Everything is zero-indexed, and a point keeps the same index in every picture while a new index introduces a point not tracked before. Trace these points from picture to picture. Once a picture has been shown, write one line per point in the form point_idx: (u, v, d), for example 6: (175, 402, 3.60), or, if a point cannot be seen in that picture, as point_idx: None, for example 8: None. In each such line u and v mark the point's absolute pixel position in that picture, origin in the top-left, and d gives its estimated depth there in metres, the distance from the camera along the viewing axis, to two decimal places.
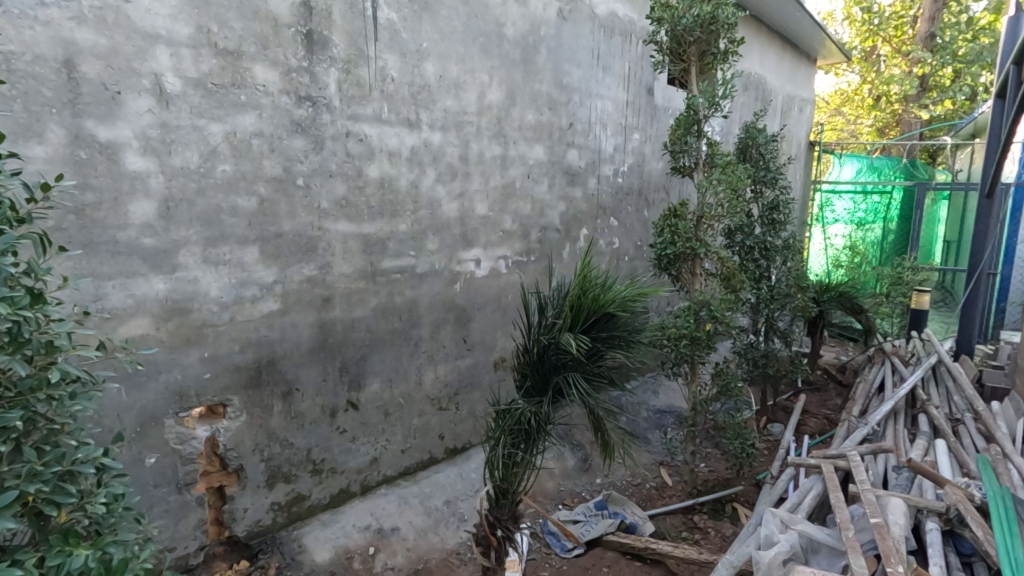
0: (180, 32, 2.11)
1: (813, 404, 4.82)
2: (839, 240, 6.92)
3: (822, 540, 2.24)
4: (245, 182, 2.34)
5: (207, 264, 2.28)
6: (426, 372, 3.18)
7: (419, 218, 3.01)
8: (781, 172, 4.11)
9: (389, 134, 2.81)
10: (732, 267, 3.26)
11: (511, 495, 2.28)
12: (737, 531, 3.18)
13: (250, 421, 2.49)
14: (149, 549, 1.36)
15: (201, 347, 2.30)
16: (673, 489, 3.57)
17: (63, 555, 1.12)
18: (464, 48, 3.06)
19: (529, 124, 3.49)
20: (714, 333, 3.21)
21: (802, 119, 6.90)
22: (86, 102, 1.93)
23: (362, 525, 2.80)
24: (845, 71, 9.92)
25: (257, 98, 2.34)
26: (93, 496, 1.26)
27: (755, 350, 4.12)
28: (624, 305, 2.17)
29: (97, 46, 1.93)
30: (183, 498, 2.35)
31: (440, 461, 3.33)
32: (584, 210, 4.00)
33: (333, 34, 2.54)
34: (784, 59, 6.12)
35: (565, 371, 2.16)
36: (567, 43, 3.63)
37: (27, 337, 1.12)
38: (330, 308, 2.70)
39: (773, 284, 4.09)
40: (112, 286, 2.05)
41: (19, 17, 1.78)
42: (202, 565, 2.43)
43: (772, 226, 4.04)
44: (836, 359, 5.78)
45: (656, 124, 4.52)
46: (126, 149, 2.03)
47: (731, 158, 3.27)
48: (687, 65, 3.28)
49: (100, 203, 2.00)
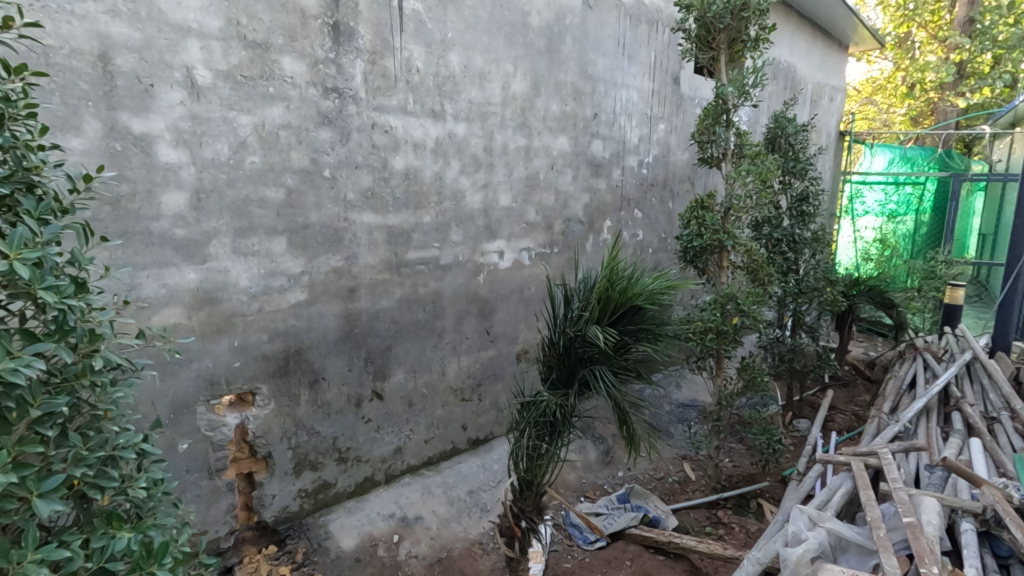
0: (211, 24, 2.13)
1: (840, 400, 4.73)
2: (870, 233, 6.80)
3: (851, 539, 2.20)
4: (274, 173, 2.37)
5: (236, 255, 2.31)
6: (450, 363, 3.20)
7: (443, 209, 3.01)
8: (811, 163, 4.01)
9: (414, 125, 2.81)
10: (759, 260, 3.19)
11: (536, 486, 2.28)
12: (763, 528, 3.14)
13: (278, 409, 2.53)
14: (186, 534, 1.41)
15: (231, 336, 2.34)
16: (696, 484, 3.54)
17: (107, 537, 1.15)
18: (488, 37, 3.04)
19: (553, 115, 3.46)
20: (742, 327, 3.17)
21: (833, 108, 6.72)
22: (120, 95, 1.97)
23: (386, 513, 2.83)
24: (878, 58, 9.64)
25: (285, 90, 2.35)
26: (133, 481, 1.29)
27: (782, 345, 4.05)
28: (652, 298, 2.14)
29: (131, 39, 1.96)
30: (214, 483, 2.40)
31: (462, 452, 3.36)
32: (608, 202, 3.96)
33: (359, 25, 2.53)
34: (815, 46, 5.95)
35: (592, 364, 2.14)
36: (592, 32, 3.57)
37: (72, 325, 1.12)
38: (355, 299, 2.72)
39: (801, 277, 4.01)
40: (147, 276, 2.09)
41: (57, 11, 1.81)
42: (232, 548, 2.49)
43: (800, 218, 3.95)
44: (865, 354, 5.65)
45: (682, 114, 4.44)
46: (159, 141, 2.06)
47: (761, 149, 3.19)
48: (716, 54, 3.21)
49: (134, 195, 2.03)
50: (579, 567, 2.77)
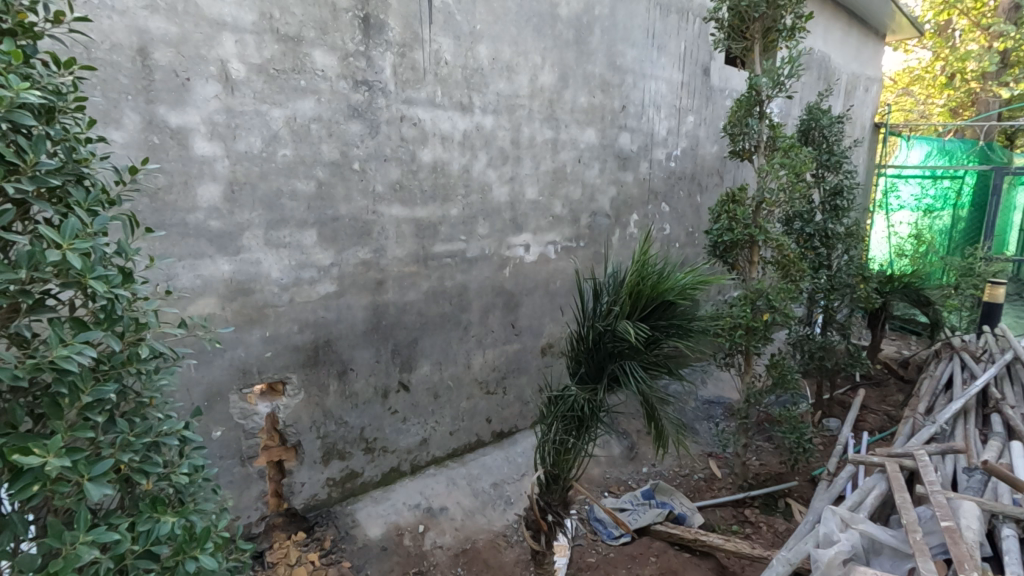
0: (245, 18, 2.15)
1: (872, 400, 4.62)
2: (905, 228, 6.52)
3: (885, 541, 2.14)
4: (305, 166, 2.39)
5: (269, 246, 2.35)
6: (475, 356, 3.21)
7: (470, 203, 3.01)
8: (846, 156, 3.90)
9: (442, 118, 2.81)
10: (791, 256, 3.12)
11: (562, 481, 2.29)
12: (791, 527, 3.09)
13: (308, 399, 2.57)
14: (225, 519, 1.44)
15: (262, 327, 2.38)
16: (723, 482, 3.50)
17: (152, 521, 1.18)
18: (517, 29, 3.01)
19: (581, 107, 3.43)
20: (772, 323, 3.11)
21: (868, 99, 6.54)
22: (158, 88, 2.00)
23: (412, 504, 2.86)
24: (915, 47, 9.33)
25: (316, 83, 2.37)
26: (176, 466, 1.33)
27: (811, 342, 3.95)
28: (684, 293, 2.08)
29: (168, 34, 1.99)
30: (246, 470, 2.46)
31: (486, 444, 3.37)
32: (634, 195, 3.91)
33: (389, 18, 2.54)
34: (851, 34, 5.77)
35: (621, 359, 2.12)
36: (622, 22, 3.52)
37: (119, 315, 1.14)
38: (383, 291, 2.74)
39: (834, 273, 3.92)
40: (182, 267, 2.13)
41: (99, 7, 1.84)
42: (263, 533, 2.55)
43: (834, 213, 3.84)
44: (897, 353, 5.51)
45: (712, 106, 4.35)
46: (194, 134, 2.10)
47: (796, 142, 3.10)
48: (750, 44, 3.13)
49: (170, 187, 2.07)
50: (603, 562, 2.76)
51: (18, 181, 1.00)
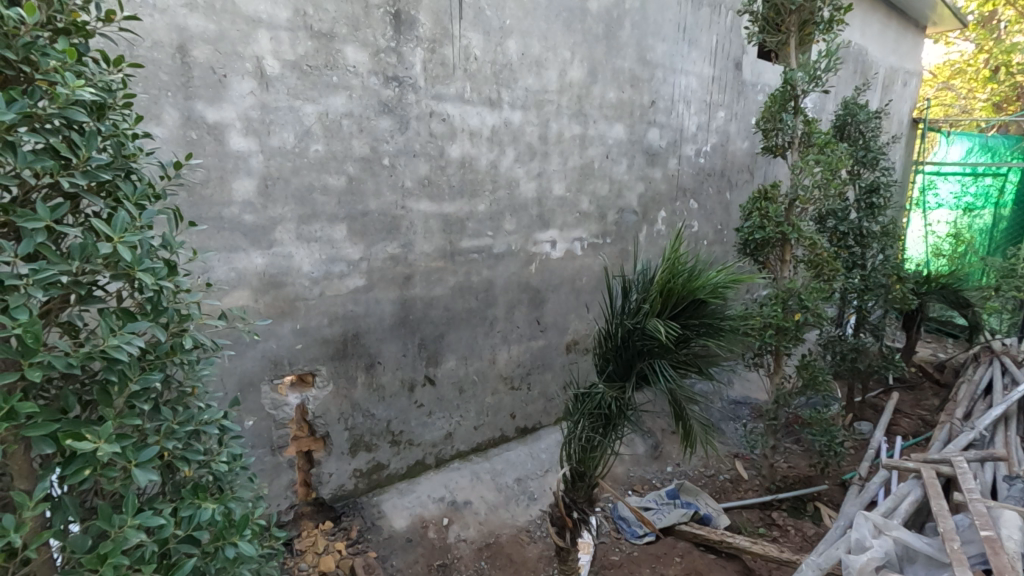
0: (280, 15, 2.19)
1: (906, 403, 4.49)
2: (943, 228, 6.32)
3: (919, 549, 2.08)
4: (336, 161, 2.42)
5: (300, 240, 2.39)
6: (500, 352, 3.22)
7: (498, 198, 3.02)
8: (883, 153, 3.79)
9: (471, 114, 2.82)
10: (824, 255, 3.05)
11: (588, 478, 2.29)
12: (820, 532, 3.04)
13: (336, 391, 2.61)
14: (261, 508, 1.47)
15: (294, 319, 2.42)
16: (749, 483, 3.45)
17: (194, 507, 1.21)
18: (547, 24, 2.99)
19: (610, 102, 3.39)
20: (804, 324, 3.06)
21: (906, 94, 6.33)
22: (196, 85, 2.04)
23: (436, 497, 2.89)
24: (956, 40, 9.01)
25: (348, 79, 2.40)
26: (215, 455, 1.37)
27: (843, 343, 3.87)
28: (716, 292, 2.04)
29: (207, 31, 2.03)
30: (276, 459, 2.51)
31: (510, 440, 3.39)
32: (662, 191, 3.87)
33: (420, 13, 2.54)
34: (889, 27, 5.60)
35: (650, 358, 2.11)
36: (653, 16, 3.47)
37: (164, 306, 1.18)
38: (411, 286, 2.77)
39: (868, 273, 3.83)
40: (218, 259, 2.18)
41: (141, 5, 1.89)
42: (291, 521, 2.60)
43: (869, 211, 3.74)
44: (932, 356, 5.36)
45: (743, 101, 4.26)
46: (230, 130, 2.14)
47: (832, 137, 3.02)
48: (785, 37, 3.06)
49: (207, 181, 2.11)
50: (627, 560, 2.75)
51: (72, 176, 1.03)
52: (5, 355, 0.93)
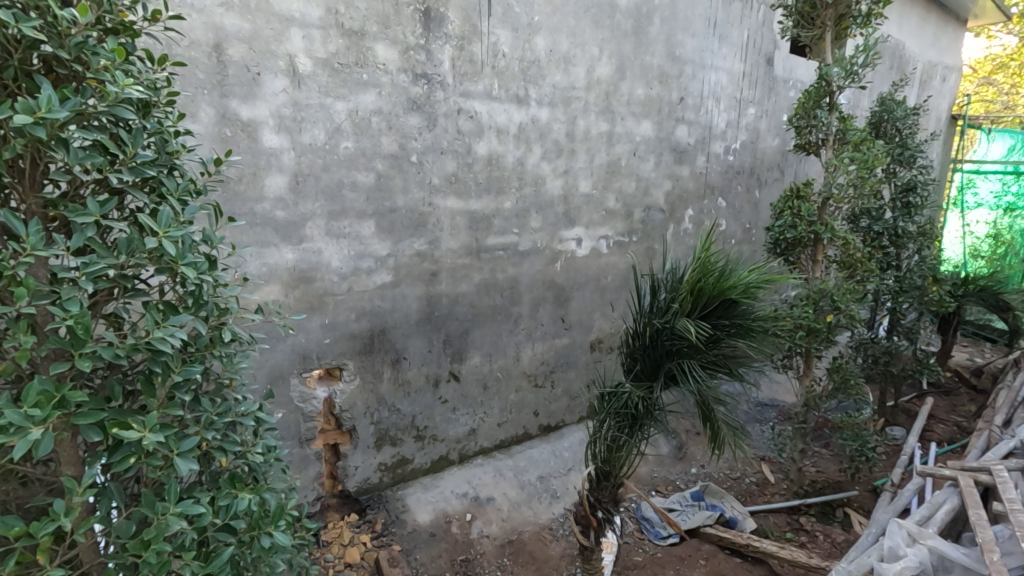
0: (313, 14, 2.21)
1: (941, 409, 4.36)
2: (982, 228, 6.08)
3: (956, 559, 2.01)
4: (365, 158, 2.45)
5: (329, 236, 2.42)
6: (525, 349, 3.21)
7: (524, 195, 3.01)
8: (921, 150, 3.67)
9: (499, 111, 2.82)
10: (858, 255, 2.97)
11: (613, 478, 2.28)
12: (850, 538, 2.97)
13: (362, 385, 2.64)
14: (294, 499, 1.49)
15: (322, 314, 2.45)
16: (776, 487, 3.40)
17: (231, 496, 1.23)
18: (575, 20, 2.97)
19: (638, 99, 3.36)
20: (836, 325, 2.99)
21: (944, 90, 6.13)
22: (231, 83, 2.08)
23: (460, 492, 2.91)
24: (998, 33, 8.67)
25: (377, 77, 2.41)
26: (251, 447, 1.40)
27: (875, 346, 3.77)
28: (748, 292, 2.00)
29: (241, 30, 2.07)
30: (304, 451, 2.55)
31: (533, 437, 3.39)
32: (690, 189, 3.82)
33: (449, 11, 2.55)
34: (928, 20, 5.42)
35: (679, 358, 2.09)
36: (683, 12, 3.42)
37: (205, 300, 1.20)
38: (437, 282, 2.78)
39: (903, 274, 3.72)
40: (250, 254, 2.22)
41: (180, 5, 1.93)
42: (318, 513, 2.64)
43: (906, 211, 3.64)
44: (969, 361, 5.19)
45: (775, 98, 4.18)
46: (263, 127, 2.18)
47: (868, 135, 2.95)
48: (821, 31, 2.99)
49: (241, 177, 2.15)
50: (650, 561, 2.73)
51: (120, 173, 1.06)
52: (57, 345, 0.96)
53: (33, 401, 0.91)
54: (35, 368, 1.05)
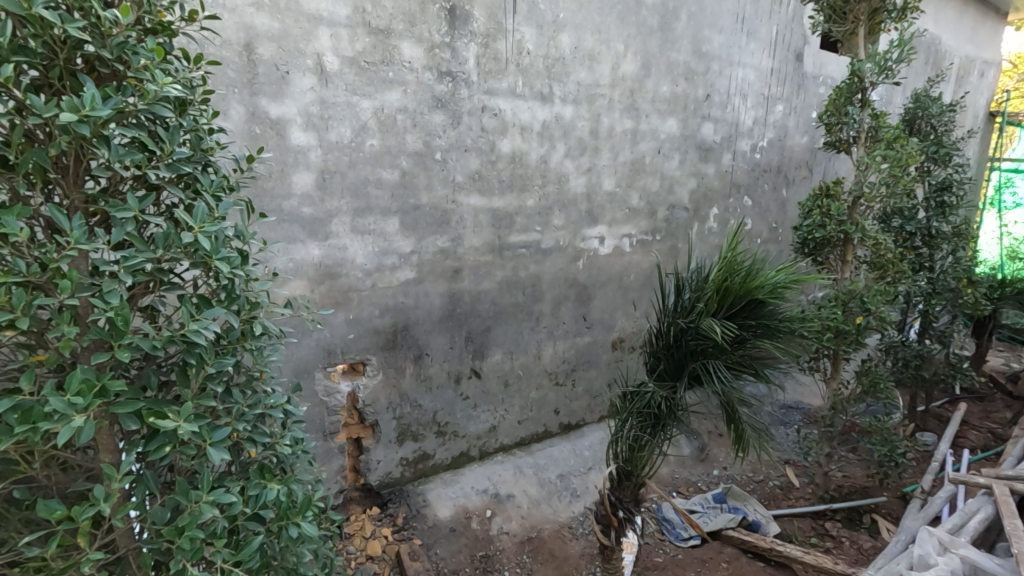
0: (340, 13, 2.24)
1: (974, 415, 4.24)
2: (1020, 228, 5.80)
3: (990, 569, 1.96)
4: (390, 156, 2.47)
5: (355, 233, 2.45)
6: (546, 347, 3.21)
7: (547, 193, 3.00)
8: (957, 148, 3.56)
9: (522, 108, 2.81)
10: (889, 256, 2.90)
11: (635, 478, 2.27)
12: (877, 545, 2.90)
13: (385, 380, 2.67)
14: (320, 491, 1.52)
15: (347, 309, 2.48)
16: (801, 491, 3.34)
17: (260, 487, 1.26)
18: (601, 17, 2.95)
19: (663, 96, 3.32)
20: (866, 327, 2.92)
21: (982, 85, 5.94)
22: (261, 82, 2.12)
23: (480, 489, 2.92)
24: None
25: (403, 75, 2.43)
26: (280, 439, 1.43)
27: (906, 349, 3.67)
28: (775, 292, 1.97)
29: (271, 30, 2.10)
30: (328, 445, 2.59)
31: (554, 436, 3.39)
32: (715, 187, 3.77)
33: (474, 8, 2.55)
34: (966, 13, 5.26)
35: (704, 358, 2.06)
36: (710, 7, 3.37)
37: (238, 294, 1.23)
38: (459, 279, 2.80)
39: (936, 275, 3.62)
40: (278, 250, 2.26)
41: (213, 6, 1.97)
42: (341, 505, 2.68)
43: (940, 210, 3.53)
44: (1005, 366, 5.03)
45: (804, 94, 4.10)
46: (291, 125, 2.21)
47: (901, 132, 2.87)
48: (853, 26, 2.91)
49: (270, 174, 2.19)
50: (671, 562, 2.70)
51: (157, 169, 1.09)
52: (98, 335, 0.99)
53: (75, 389, 0.94)
54: (76, 357, 1.09)
